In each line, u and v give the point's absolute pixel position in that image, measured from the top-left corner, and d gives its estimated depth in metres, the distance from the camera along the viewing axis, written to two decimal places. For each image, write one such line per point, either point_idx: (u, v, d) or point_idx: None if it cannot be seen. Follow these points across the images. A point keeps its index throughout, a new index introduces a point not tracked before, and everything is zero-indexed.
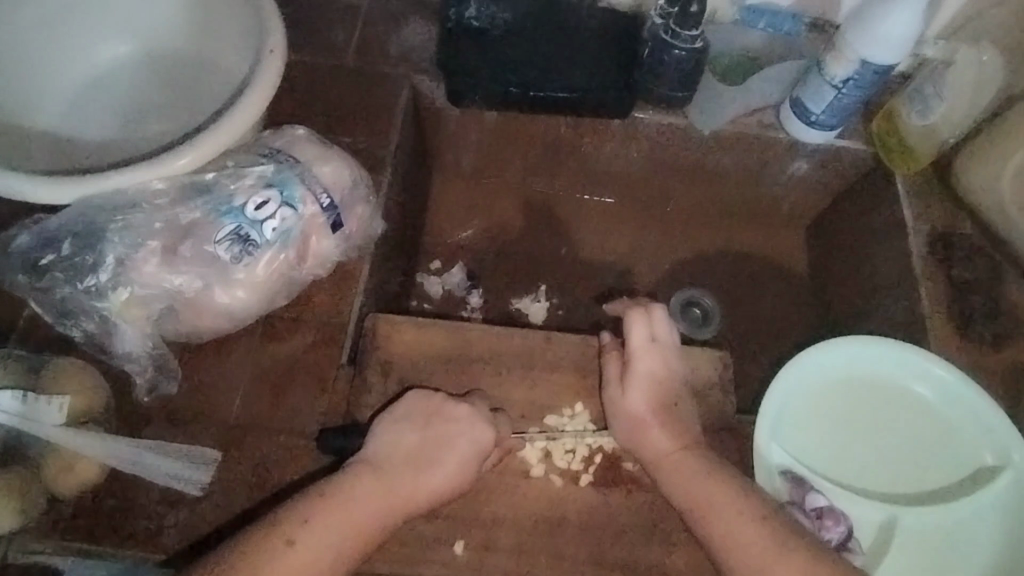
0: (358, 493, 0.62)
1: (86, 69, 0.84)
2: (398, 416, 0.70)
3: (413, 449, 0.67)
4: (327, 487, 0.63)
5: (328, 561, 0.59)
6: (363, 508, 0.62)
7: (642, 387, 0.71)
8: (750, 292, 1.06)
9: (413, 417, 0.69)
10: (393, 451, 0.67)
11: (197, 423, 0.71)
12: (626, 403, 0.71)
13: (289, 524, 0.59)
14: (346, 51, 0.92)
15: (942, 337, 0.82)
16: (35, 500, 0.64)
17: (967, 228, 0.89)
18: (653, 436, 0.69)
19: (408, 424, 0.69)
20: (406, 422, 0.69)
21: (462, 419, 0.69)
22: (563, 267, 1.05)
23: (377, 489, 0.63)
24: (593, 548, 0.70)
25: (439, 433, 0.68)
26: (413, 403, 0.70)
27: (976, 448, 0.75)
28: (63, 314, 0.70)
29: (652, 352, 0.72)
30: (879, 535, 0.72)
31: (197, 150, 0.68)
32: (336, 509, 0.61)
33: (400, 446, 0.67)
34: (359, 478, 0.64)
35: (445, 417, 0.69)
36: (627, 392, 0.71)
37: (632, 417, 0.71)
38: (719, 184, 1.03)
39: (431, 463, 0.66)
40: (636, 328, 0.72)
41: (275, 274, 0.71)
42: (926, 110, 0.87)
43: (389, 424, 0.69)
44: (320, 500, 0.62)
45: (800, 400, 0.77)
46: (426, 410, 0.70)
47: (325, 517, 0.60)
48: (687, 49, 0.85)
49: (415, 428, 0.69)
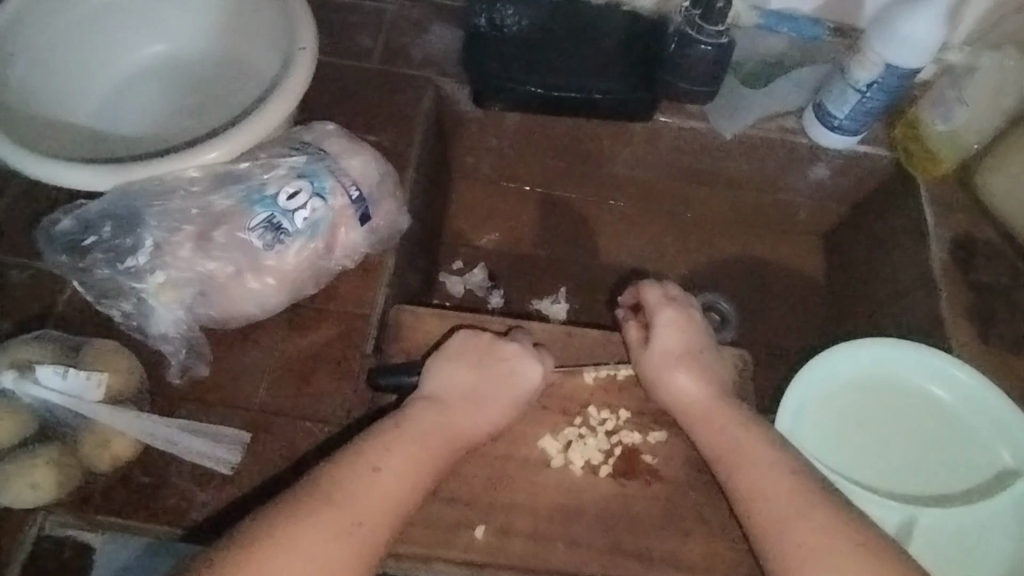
0: (428, 425, 0.66)
1: (121, 66, 0.86)
2: (450, 356, 0.73)
3: (470, 387, 0.70)
4: (401, 419, 0.66)
5: (412, 481, 0.63)
6: (435, 440, 0.66)
7: (664, 339, 0.74)
8: (767, 298, 1.07)
9: (464, 359, 0.72)
10: (451, 390, 0.70)
11: (225, 406, 0.73)
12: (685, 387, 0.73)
13: (374, 453, 0.63)
14: (373, 54, 0.94)
15: (962, 342, 0.82)
16: (72, 474, 0.67)
17: (989, 232, 0.89)
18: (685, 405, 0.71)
19: (456, 364, 0.72)
20: (459, 365, 0.72)
21: (509, 360, 0.72)
22: (583, 269, 1.06)
23: (443, 424, 0.67)
24: (612, 538, 0.70)
25: (490, 372, 0.71)
26: (460, 345, 0.73)
27: (991, 448, 0.76)
28: (102, 294, 0.73)
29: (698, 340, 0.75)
30: (897, 535, 0.73)
31: (230, 141, 0.70)
32: (412, 438, 0.65)
33: (456, 385, 0.70)
34: (426, 415, 0.67)
35: (498, 357, 0.72)
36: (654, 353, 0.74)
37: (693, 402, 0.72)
38: (738, 189, 1.04)
39: (482, 400, 0.70)
40: (651, 289, 0.77)
41: (304, 262, 0.74)
42: (947, 115, 0.88)
43: (443, 365, 0.72)
44: (396, 430, 0.65)
45: (818, 401, 0.77)
46: (478, 348, 0.73)
47: (400, 447, 0.64)
48: (712, 44, 0.88)
49: (468, 368, 0.71)
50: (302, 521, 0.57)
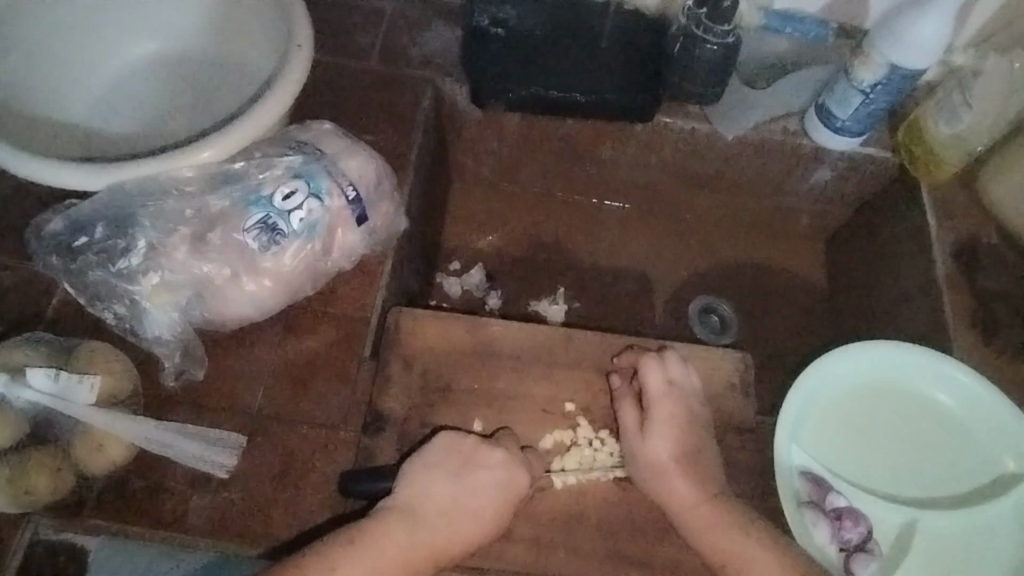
0: (386, 544, 0.62)
1: (116, 64, 0.85)
2: (431, 463, 0.68)
3: (449, 498, 0.66)
4: (359, 535, 0.63)
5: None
6: (387, 565, 0.62)
7: (662, 435, 0.71)
8: (768, 302, 1.06)
9: (447, 462, 0.68)
10: (426, 502, 0.66)
11: (220, 409, 0.72)
12: (649, 455, 0.71)
13: (316, 574, 0.60)
14: (371, 53, 0.93)
15: (966, 347, 0.81)
16: (66, 479, 0.66)
17: (993, 237, 0.88)
18: (676, 487, 0.69)
19: (440, 465, 0.68)
20: (438, 467, 0.68)
21: (499, 465, 0.68)
22: (583, 271, 1.05)
23: (406, 546, 0.63)
24: (612, 546, 0.70)
25: (472, 482, 0.67)
26: (444, 450, 0.69)
27: (995, 452, 0.75)
28: (95, 296, 0.72)
29: (671, 396, 0.72)
30: (898, 538, 0.72)
31: (223, 141, 0.69)
32: (363, 561, 0.61)
33: (434, 494, 0.66)
34: (389, 534, 0.63)
35: (478, 466, 0.68)
36: (646, 451, 0.71)
37: (652, 466, 0.70)
38: (740, 192, 1.03)
39: (466, 506, 0.66)
40: (653, 372, 0.73)
41: (301, 264, 0.72)
42: (953, 120, 0.87)
43: (420, 470, 0.68)
44: (351, 549, 0.62)
45: (821, 402, 0.77)
46: (460, 454, 0.69)
47: (344, 575, 0.60)
48: (720, 43, 0.87)
49: (449, 476, 0.67)
50: None
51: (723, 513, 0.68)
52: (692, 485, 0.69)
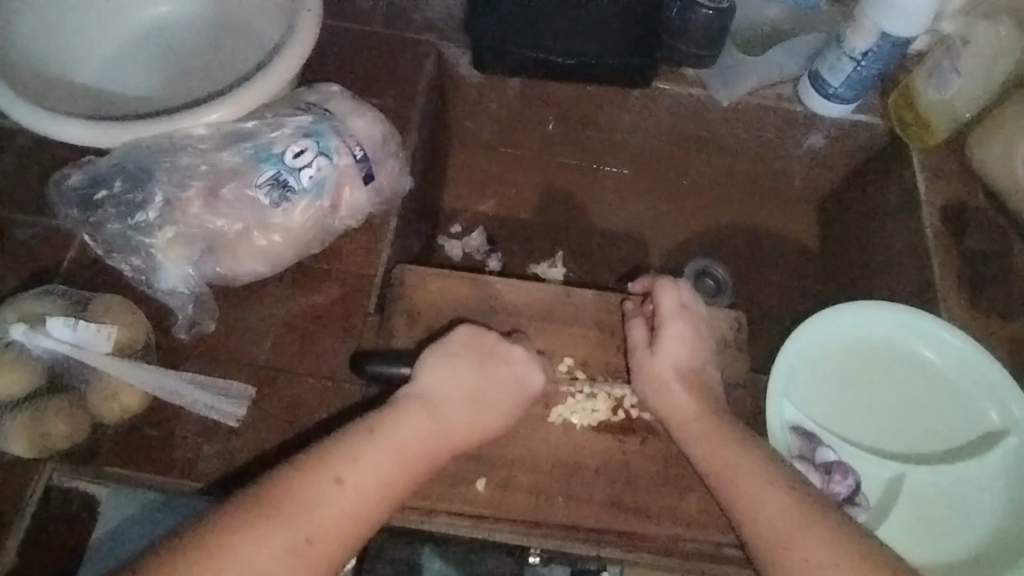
0: (405, 433, 0.65)
1: (126, 24, 0.86)
2: (446, 354, 0.71)
3: (462, 391, 0.69)
4: (377, 426, 0.65)
5: (373, 501, 0.61)
6: (411, 448, 0.65)
7: (670, 350, 0.74)
8: (761, 265, 1.09)
9: (459, 356, 0.71)
10: (440, 393, 0.69)
11: (231, 362, 0.75)
12: (654, 364, 0.74)
13: (339, 462, 0.61)
14: (375, 19, 0.94)
15: (952, 307, 0.84)
16: (84, 424, 0.68)
17: (980, 200, 0.91)
18: (678, 396, 0.72)
19: (453, 361, 0.71)
20: (451, 361, 0.71)
21: (513, 364, 0.72)
22: (581, 235, 1.08)
23: (423, 434, 0.66)
24: (610, 492, 0.73)
25: (487, 376, 0.71)
26: (465, 340, 0.72)
27: (979, 408, 0.78)
28: (112, 248, 0.74)
29: (682, 317, 0.75)
30: (886, 491, 0.76)
31: (234, 100, 0.71)
32: (383, 450, 0.63)
33: (449, 389, 0.69)
34: (410, 423, 0.66)
35: (496, 359, 0.72)
36: (655, 365, 0.74)
37: (658, 377, 0.73)
38: (735, 158, 1.06)
39: (474, 406, 0.69)
40: (668, 294, 0.76)
41: (310, 221, 0.75)
42: (943, 84, 0.89)
43: (436, 362, 0.71)
44: (371, 439, 0.64)
45: (813, 361, 0.80)
46: (479, 347, 0.72)
47: (368, 462, 0.62)
48: (713, 9, 0.89)
49: (463, 370, 0.70)
50: (247, 531, 0.56)
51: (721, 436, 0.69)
52: (692, 386, 0.72)
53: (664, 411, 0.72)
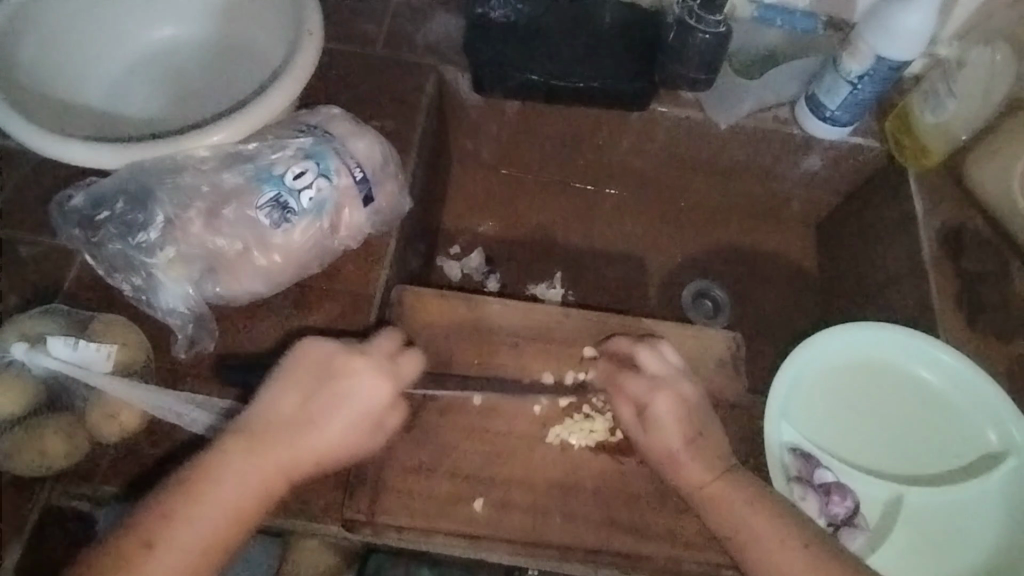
0: (227, 476, 0.61)
1: (130, 47, 0.88)
2: (290, 376, 0.67)
3: (284, 417, 0.65)
4: (201, 475, 0.61)
5: (207, 550, 0.59)
6: (240, 494, 0.61)
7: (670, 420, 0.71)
8: (760, 287, 1.09)
9: (297, 379, 0.67)
10: (271, 419, 0.65)
11: (228, 382, 0.75)
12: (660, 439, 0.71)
13: (155, 523, 0.59)
14: (376, 42, 0.96)
15: (950, 328, 0.84)
16: (80, 443, 0.68)
17: (977, 222, 0.91)
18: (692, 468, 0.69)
19: (365, 398, 0.67)
20: (296, 383, 0.67)
21: (349, 381, 0.67)
22: (580, 256, 1.09)
23: (251, 475, 0.62)
24: (607, 513, 0.73)
25: (315, 401, 0.66)
26: (300, 362, 0.68)
27: (978, 429, 0.78)
28: (113, 268, 0.75)
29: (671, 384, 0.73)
30: (884, 512, 0.75)
31: (237, 122, 0.72)
32: (215, 500, 0.60)
33: (279, 415, 0.65)
34: (230, 461, 0.62)
35: (324, 380, 0.67)
36: (652, 395, 0.72)
37: (667, 451, 0.70)
38: (732, 180, 1.07)
39: (300, 432, 0.65)
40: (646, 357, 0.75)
41: (310, 241, 0.75)
42: (938, 108, 0.90)
43: (275, 386, 0.67)
44: (210, 488, 0.61)
45: (810, 382, 0.80)
46: (315, 369, 0.67)
47: (202, 515, 0.60)
48: (711, 33, 0.88)
49: (298, 392, 0.66)
50: None
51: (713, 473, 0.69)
52: (688, 414, 0.71)
53: (667, 451, 0.70)
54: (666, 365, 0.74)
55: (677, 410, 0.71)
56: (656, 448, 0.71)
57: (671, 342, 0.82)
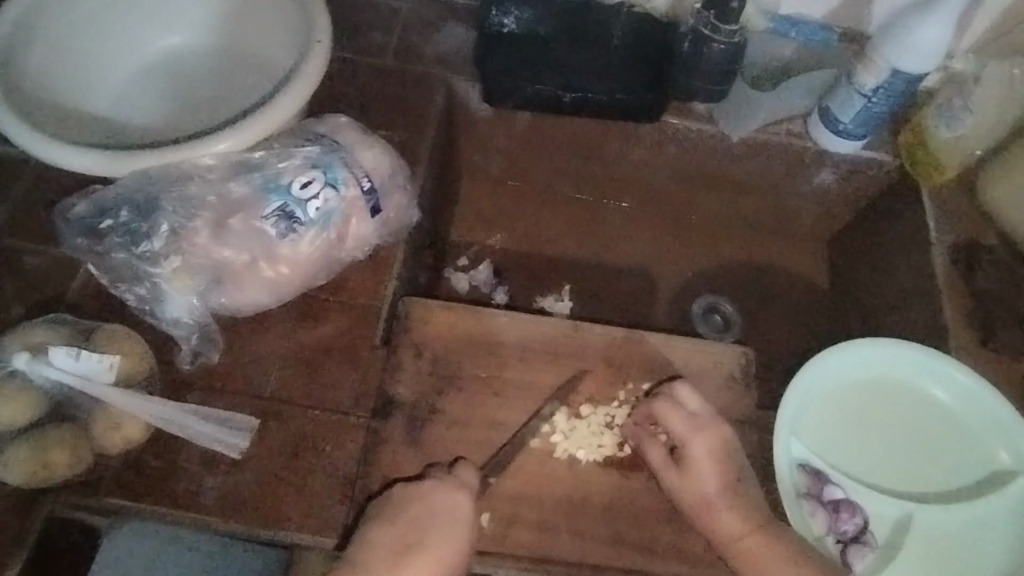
0: None
1: (137, 55, 0.87)
2: (383, 513, 0.67)
3: (380, 553, 0.65)
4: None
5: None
6: None
7: (705, 470, 0.70)
8: (771, 302, 1.08)
9: (394, 518, 0.66)
10: (376, 549, 0.65)
11: (232, 393, 0.74)
12: (695, 489, 0.70)
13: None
14: (386, 52, 0.95)
15: (963, 346, 0.83)
16: (84, 455, 0.66)
17: (991, 239, 0.90)
18: (723, 519, 0.68)
19: (446, 521, 0.66)
20: (381, 521, 0.66)
21: (439, 508, 0.67)
22: (589, 269, 1.08)
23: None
24: (614, 532, 0.71)
25: (424, 532, 0.66)
26: (396, 498, 0.68)
27: (989, 448, 0.76)
28: (117, 278, 0.74)
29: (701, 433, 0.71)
30: (894, 531, 0.74)
31: (245, 130, 0.71)
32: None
33: (379, 543, 0.65)
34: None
35: (423, 521, 0.66)
36: (691, 442, 0.71)
37: (701, 500, 0.69)
38: (745, 194, 1.06)
39: (415, 551, 0.65)
40: (673, 418, 0.72)
41: (317, 251, 0.74)
42: (954, 123, 0.89)
43: (377, 522, 0.66)
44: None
45: (820, 398, 0.78)
46: (400, 504, 0.67)
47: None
48: (728, 44, 0.88)
49: (388, 524, 0.66)
50: None
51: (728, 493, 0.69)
52: (718, 467, 0.70)
53: (660, 464, 0.72)
54: (683, 415, 0.72)
55: (710, 458, 0.70)
56: (691, 498, 0.70)
57: (680, 357, 0.80)
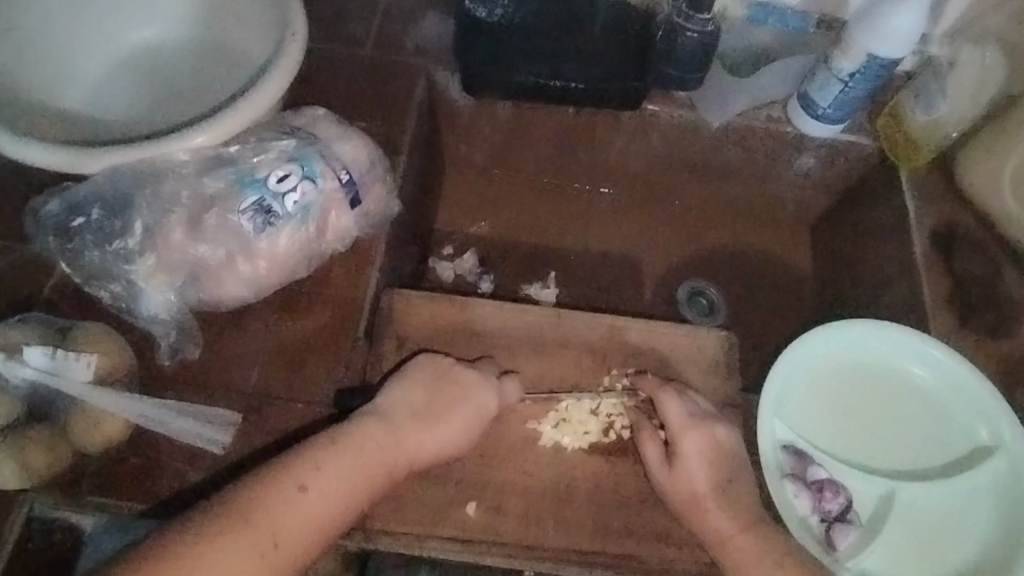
0: (368, 442, 0.66)
1: (111, 50, 0.86)
2: (413, 373, 0.72)
3: (415, 411, 0.70)
4: (340, 436, 0.65)
5: (337, 502, 0.62)
6: (372, 461, 0.65)
7: (694, 468, 0.69)
8: (755, 286, 1.09)
9: (426, 379, 0.72)
10: (401, 405, 0.70)
11: (213, 389, 0.73)
12: (683, 481, 0.69)
13: (304, 470, 0.62)
14: (363, 43, 0.94)
15: (943, 326, 0.84)
16: (63, 454, 0.66)
17: (970, 220, 0.91)
18: (713, 518, 0.67)
19: (474, 413, 0.71)
20: (417, 382, 0.71)
21: (471, 385, 0.73)
22: (573, 257, 1.08)
23: (383, 446, 0.66)
24: (601, 518, 0.71)
25: (448, 400, 0.71)
26: (427, 364, 0.73)
27: (971, 426, 0.77)
28: (90, 276, 0.73)
29: (693, 428, 0.71)
30: (877, 509, 0.74)
31: (218, 126, 0.70)
32: (348, 461, 0.64)
33: (409, 402, 0.70)
34: (367, 429, 0.66)
35: (454, 381, 0.72)
36: (684, 437, 0.70)
37: (689, 495, 0.69)
38: (728, 179, 1.06)
39: (436, 418, 0.70)
40: (672, 406, 0.72)
41: (295, 246, 0.74)
42: (931, 107, 0.89)
43: (404, 381, 0.72)
44: (348, 447, 0.65)
45: (803, 379, 0.79)
46: (436, 372, 0.73)
47: (335, 472, 0.63)
48: (699, 32, 0.90)
49: (421, 387, 0.71)
50: (255, 517, 0.59)
51: (719, 487, 0.68)
52: (713, 462, 0.69)
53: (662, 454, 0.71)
54: (691, 407, 0.72)
55: (704, 455, 0.70)
56: (679, 494, 0.69)
57: (664, 343, 0.81)
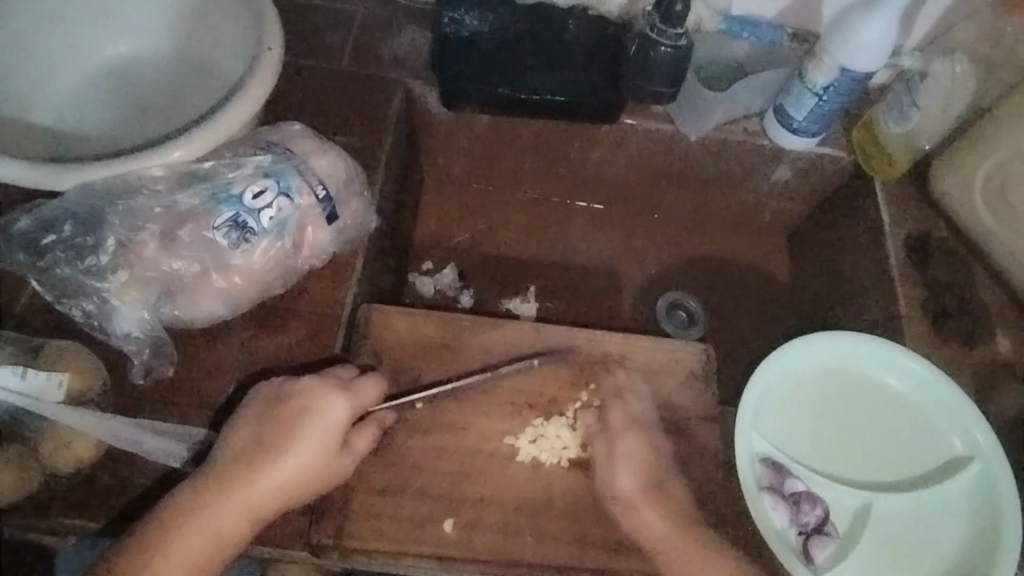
0: (195, 511, 0.62)
1: (85, 66, 0.86)
2: (250, 411, 0.68)
3: (240, 453, 0.65)
4: (153, 517, 0.62)
5: None
6: (218, 523, 0.62)
7: (629, 473, 0.70)
8: (734, 296, 1.09)
9: (257, 415, 0.67)
10: (227, 452, 0.65)
11: (186, 407, 0.73)
12: (615, 488, 0.70)
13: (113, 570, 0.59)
14: (341, 57, 0.94)
15: (916, 336, 0.85)
16: (33, 476, 0.65)
17: (942, 231, 0.92)
18: (648, 519, 0.69)
19: (321, 426, 0.66)
20: (245, 423, 0.67)
21: (305, 401, 0.67)
22: (553, 270, 1.08)
23: (229, 500, 0.63)
24: (580, 531, 0.71)
25: (278, 428, 0.66)
26: (264, 398, 0.68)
27: (943, 435, 0.78)
28: (61, 294, 0.72)
29: (629, 436, 0.72)
30: (854, 520, 0.75)
31: (195, 141, 0.70)
32: (173, 538, 0.61)
33: (236, 446, 0.66)
34: (186, 496, 0.63)
35: (284, 404, 0.67)
36: (616, 447, 0.71)
37: (624, 501, 0.70)
38: (706, 191, 1.07)
39: (269, 456, 0.65)
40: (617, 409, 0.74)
41: (270, 261, 0.73)
42: (901, 119, 0.90)
43: (243, 420, 0.67)
44: (172, 531, 0.61)
45: (779, 390, 0.79)
46: (268, 399, 0.68)
47: (176, 553, 0.61)
48: (672, 46, 0.88)
49: (252, 425, 0.66)
50: None
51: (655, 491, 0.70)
52: (644, 465, 0.71)
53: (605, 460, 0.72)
54: (628, 412, 0.74)
55: (636, 462, 0.71)
56: (614, 500, 0.71)
57: (643, 356, 0.81)
